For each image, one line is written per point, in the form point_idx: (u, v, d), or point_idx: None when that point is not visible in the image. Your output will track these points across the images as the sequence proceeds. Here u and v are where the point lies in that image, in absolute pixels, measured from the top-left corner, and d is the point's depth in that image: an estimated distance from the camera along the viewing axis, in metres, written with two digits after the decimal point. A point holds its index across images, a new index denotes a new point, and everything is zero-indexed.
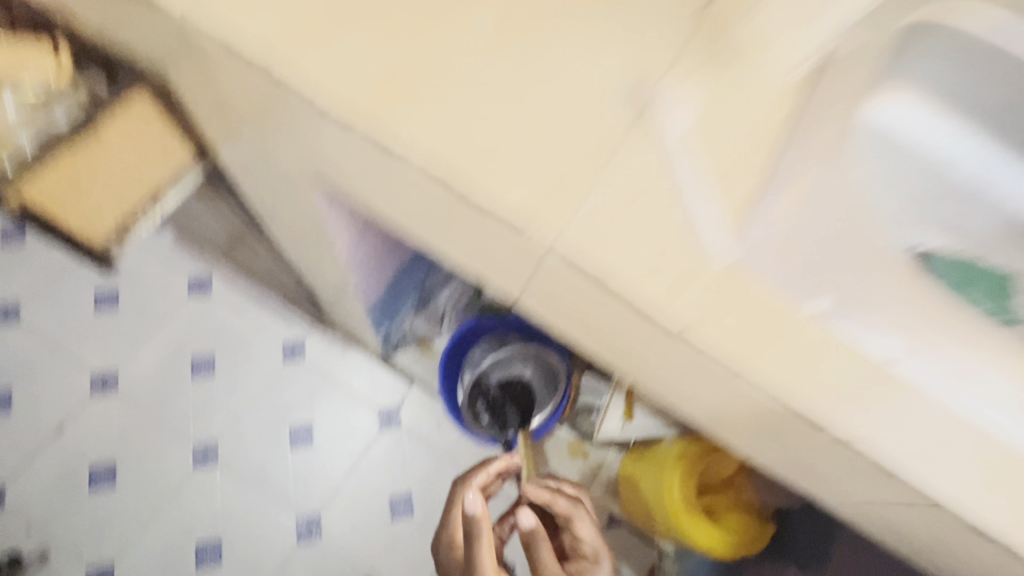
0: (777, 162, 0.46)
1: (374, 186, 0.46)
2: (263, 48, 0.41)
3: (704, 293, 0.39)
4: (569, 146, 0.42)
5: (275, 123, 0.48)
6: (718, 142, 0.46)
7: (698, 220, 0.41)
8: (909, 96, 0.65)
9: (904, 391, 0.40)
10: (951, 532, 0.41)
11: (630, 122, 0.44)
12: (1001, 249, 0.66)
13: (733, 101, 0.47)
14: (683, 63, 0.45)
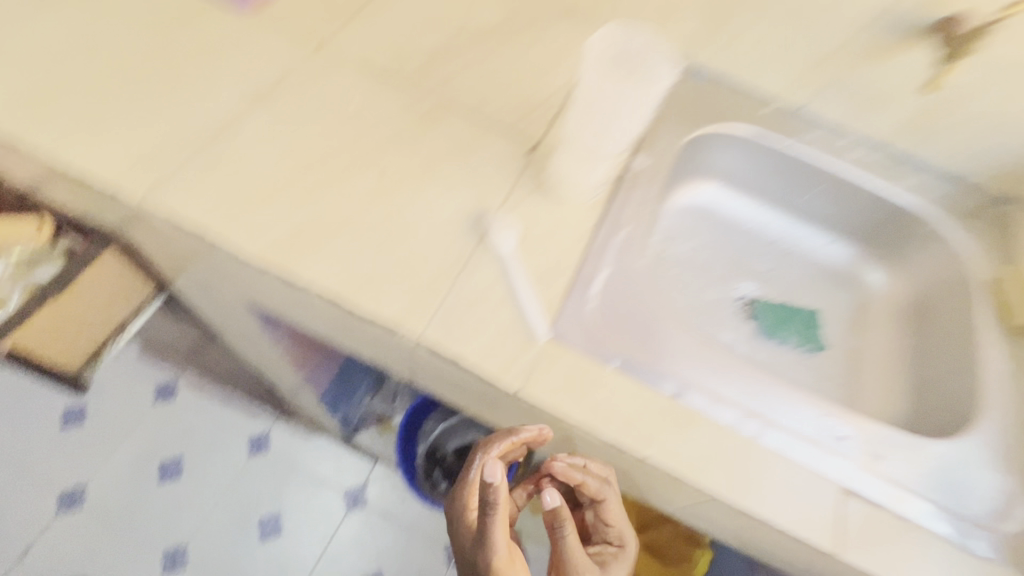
0: (589, 252, 0.63)
1: (293, 307, 0.62)
2: (205, 221, 0.58)
3: (531, 364, 0.55)
4: (434, 266, 0.58)
5: (203, 262, 0.63)
6: (542, 241, 0.62)
7: (528, 309, 0.57)
8: (709, 186, 0.88)
9: (681, 418, 0.55)
10: (742, 521, 0.54)
11: (473, 235, 0.61)
12: (804, 293, 0.86)
13: (554, 210, 0.65)
14: (512, 197, 0.64)
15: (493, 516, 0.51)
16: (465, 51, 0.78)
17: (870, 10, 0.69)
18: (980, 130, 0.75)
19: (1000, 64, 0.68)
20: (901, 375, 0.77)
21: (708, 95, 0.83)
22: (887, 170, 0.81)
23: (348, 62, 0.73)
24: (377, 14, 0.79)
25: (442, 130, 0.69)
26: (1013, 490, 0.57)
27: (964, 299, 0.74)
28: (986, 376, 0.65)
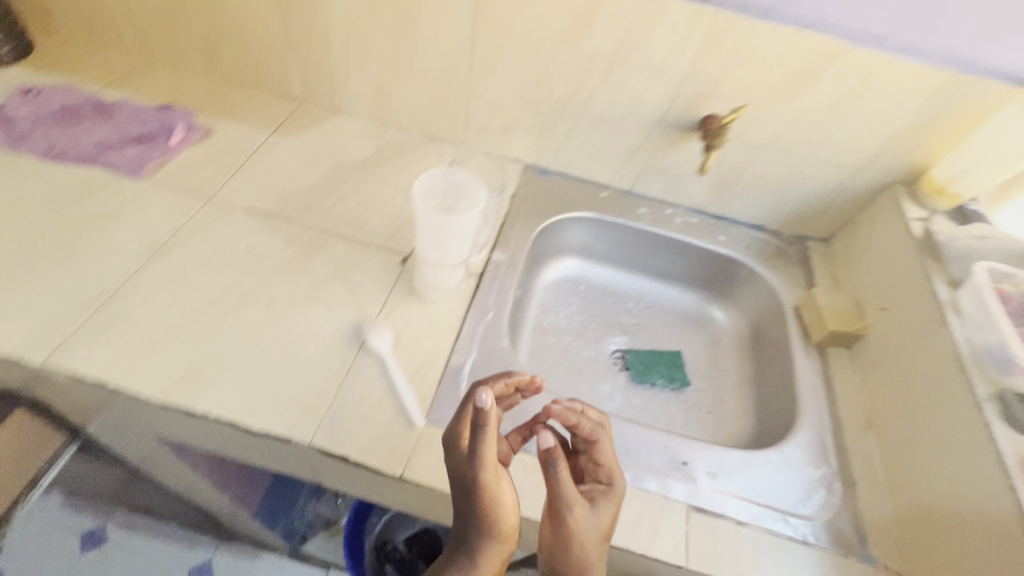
0: (457, 341, 0.74)
1: (198, 435, 0.68)
2: (105, 373, 0.65)
3: (414, 448, 0.64)
4: (324, 377, 0.68)
5: (113, 407, 0.69)
6: (416, 338, 0.74)
7: (407, 400, 0.67)
8: (573, 261, 1.04)
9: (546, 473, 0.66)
10: (613, 553, 0.63)
11: (355, 345, 0.72)
12: (669, 338, 1.00)
13: (425, 310, 0.77)
14: (390, 306, 0.76)
15: (484, 433, 0.51)
16: (342, 184, 0.92)
17: (650, 117, 0.89)
18: (761, 191, 0.95)
19: (753, 144, 0.88)
20: (751, 396, 0.91)
21: (553, 190, 1.00)
22: (707, 229, 1.00)
23: (236, 210, 0.85)
24: (262, 165, 0.92)
25: (323, 256, 0.81)
26: (828, 479, 0.70)
27: (782, 324, 0.90)
28: (799, 386, 0.80)
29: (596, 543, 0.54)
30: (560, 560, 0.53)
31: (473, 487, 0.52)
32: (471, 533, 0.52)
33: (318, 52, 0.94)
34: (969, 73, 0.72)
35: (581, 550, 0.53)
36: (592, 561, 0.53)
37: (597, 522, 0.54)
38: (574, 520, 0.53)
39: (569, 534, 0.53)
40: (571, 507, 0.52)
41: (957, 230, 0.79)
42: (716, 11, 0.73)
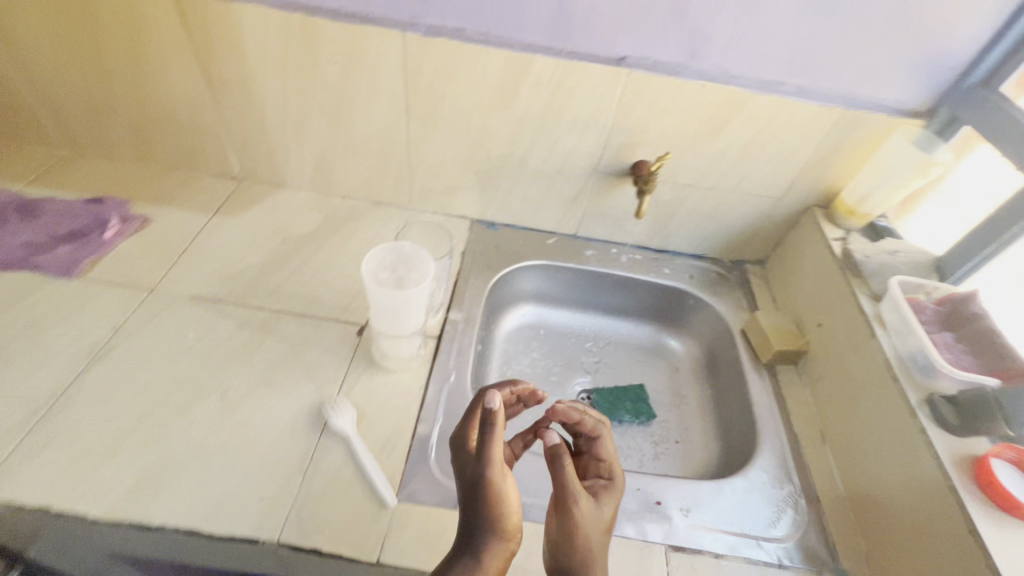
0: (422, 409, 0.74)
1: (153, 549, 0.64)
2: (45, 496, 0.61)
3: (386, 530, 0.62)
4: (286, 468, 0.66)
5: (54, 532, 0.64)
6: (380, 411, 0.73)
7: (375, 479, 0.65)
8: (529, 308, 1.07)
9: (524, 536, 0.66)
10: None
11: (317, 428, 0.70)
12: (630, 372, 1.02)
13: (387, 381, 0.76)
14: (349, 382, 0.76)
15: (489, 436, 0.52)
16: (290, 260, 0.92)
17: (585, 168, 0.93)
18: (695, 224, 1.01)
19: (682, 184, 0.94)
20: (713, 421, 0.94)
21: (502, 242, 1.03)
22: (651, 264, 1.05)
23: (180, 299, 0.83)
24: (205, 249, 0.91)
25: (277, 337, 0.80)
26: (793, 498, 0.73)
27: (732, 347, 0.95)
28: (754, 409, 0.84)
29: (599, 530, 0.59)
30: (566, 550, 0.58)
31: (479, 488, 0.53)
32: (477, 533, 0.54)
33: (254, 132, 0.95)
34: (857, 109, 0.81)
35: (585, 538, 0.58)
36: (595, 548, 0.58)
37: (600, 512, 0.60)
38: (580, 511, 0.58)
39: (575, 523, 0.58)
40: (577, 495, 0.58)
41: (873, 246, 0.85)
42: (630, 72, 0.79)
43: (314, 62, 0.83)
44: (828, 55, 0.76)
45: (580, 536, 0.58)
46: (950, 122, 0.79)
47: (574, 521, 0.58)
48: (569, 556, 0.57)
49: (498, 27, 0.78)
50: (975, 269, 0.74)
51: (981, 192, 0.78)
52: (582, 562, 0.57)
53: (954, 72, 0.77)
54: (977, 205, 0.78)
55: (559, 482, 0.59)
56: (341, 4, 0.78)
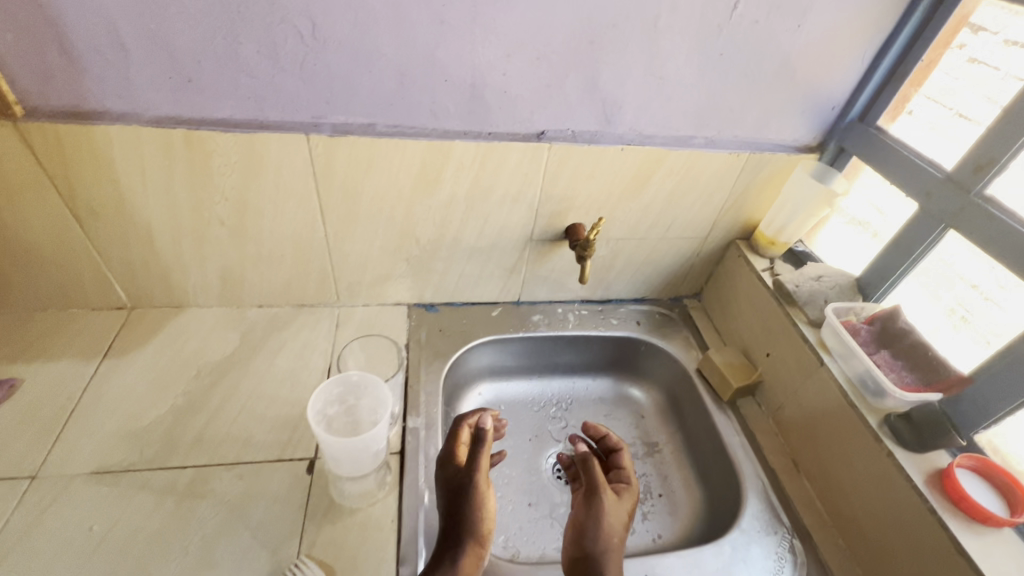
0: (401, 545, 0.66)
1: None
2: None
3: None
4: None
5: None
6: (354, 563, 0.64)
7: None
8: (486, 384, 1.01)
9: None
10: None
11: None
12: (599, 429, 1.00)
13: (353, 522, 0.67)
14: (310, 536, 0.65)
15: (482, 447, 0.70)
16: (211, 396, 0.79)
17: (519, 238, 0.91)
18: (633, 272, 1.02)
19: (615, 239, 0.95)
20: (691, 464, 0.93)
21: (446, 324, 0.97)
22: (598, 317, 1.04)
23: (75, 480, 0.67)
24: (99, 405, 0.76)
25: (211, 500, 0.67)
26: (788, 541, 0.74)
27: (692, 388, 0.95)
28: (729, 451, 0.84)
29: (618, 521, 0.70)
30: (591, 535, 0.68)
31: (470, 493, 0.66)
32: (458, 538, 0.63)
33: (141, 256, 0.82)
34: (761, 152, 0.86)
35: (608, 526, 0.68)
36: (614, 535, 0.68)
37: (622, 505, 0.72)
38: (604, 503, 0.70)
39: (602, 513, 0.69)
40: (604, 488, 0.71)
41: (798, 275, 0.88)
42: (552, 145, 0.79)
43: (206, 176, 0.73)
44: (730, 109, 0.81)
45: (606, 523, 0.68)
46: (838, 153, 0.88)
47: (602, 509, 0.69)
48: (594, 545, 0.66)
49: (410, 118, 0.74)
50: (893, 286, 0.82)
51: (873, 204, 0.86)
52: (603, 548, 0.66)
53: (835, 111, 0.85)
54: (873, 215, 0.86)
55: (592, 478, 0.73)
56: (229, 113, 0.69)
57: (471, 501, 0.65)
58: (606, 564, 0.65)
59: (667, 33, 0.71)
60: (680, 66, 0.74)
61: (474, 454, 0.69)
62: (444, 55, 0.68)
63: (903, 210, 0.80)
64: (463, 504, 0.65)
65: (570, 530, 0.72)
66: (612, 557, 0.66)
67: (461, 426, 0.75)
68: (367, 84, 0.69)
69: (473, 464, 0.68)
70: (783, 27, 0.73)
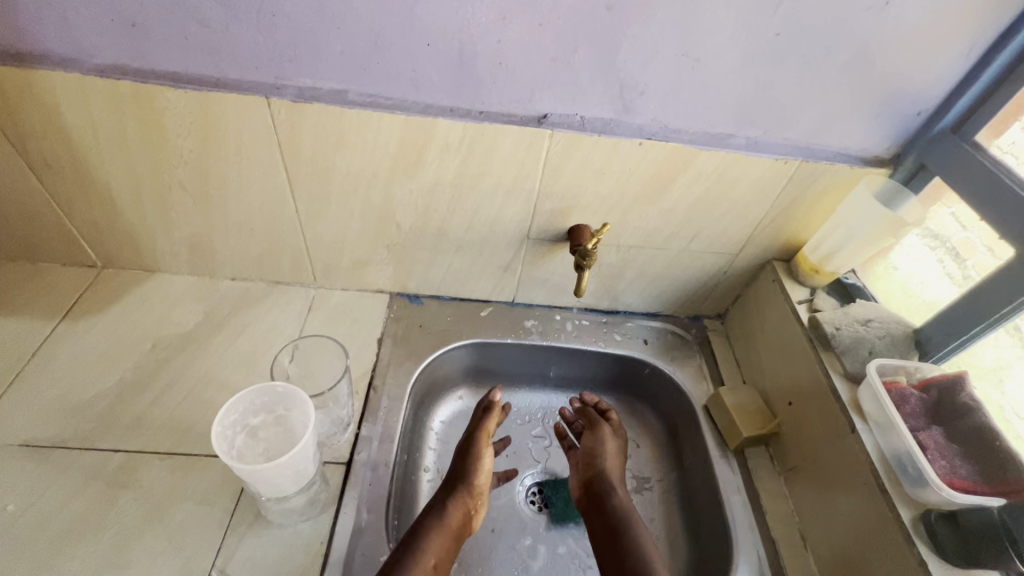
0: (324, 570, 0.59)
1: None
2: None
3: None
4: None
5: None
6: None
7: None
8: (467, 388, 0.92)
9: None
10: None
11: None
12: None
13: (277, 540, 0.60)
14: (228, 550, 0.59)
15: (487, 422, 0.77)
16: (161, 374, 0.74)
17: (514, 235, 0.79)
18: (646, 283, 0.89)
19: (626, 246, 0.82)
20: (681, 511, 0.82)
21: (428, 319, 0.88)
22: (601, 330, 0.92)
23: (4, 451, 0.64)
24: (47, 372, 0.72)
25: (134, 492, 0.62)
26: None
27: (695, 426, 0.83)
28: (727, 511, 0.72)
29: (618, 450, 0.80)
30: (598, 461, 0.78)
31: (469, 450, 0.73)
32: (453, 492, 0.69)
33: (103, 217, 0.76)
34: (816, 161, 0.70)
35: (609, 452, 0.79)
36: (618, 462, 0.79)
37: (618, 442, 0.81)
38: (606, 437, 0.80)
39: (605, 441, 0.80)
40: (604, 423, 0.82)
41: (841, 314, 0.72)
42: (554, 132, 0.66)
43: (162, 136, 0.66)
44: (781, 104, 0.65)
45: (613, 453, 0.79)
46: (917, 170, 0.70)
47: (604, 438, 0.80)
48: (603, 468, 0.77)
49: (387, 87, 0.63)
50: (961, 347, 0.65)
51: (954, 213, 0.70)
52: (611, 469, 0.77)
53: (920, 117, 0.67)
54: (953, 227, 0.71)
55: (592, 417, 0.84)
56: (181, 67, 0.61)
57: (470, 459, 0.72)
58: (613, 481, 0.76)
59: (708, 2, 0.56)
60: (722, 47, 0.59)
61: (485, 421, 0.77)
62: (423, 15, 0.56)
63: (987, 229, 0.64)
64: (463, 464, 0.72)
65: (576, 463, 0.81)
66: (620, 482, 0.77)
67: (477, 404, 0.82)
68: (335, 43, 0.59)
69: (479, 426, 0.76)
70: (863, 4, 0.56)
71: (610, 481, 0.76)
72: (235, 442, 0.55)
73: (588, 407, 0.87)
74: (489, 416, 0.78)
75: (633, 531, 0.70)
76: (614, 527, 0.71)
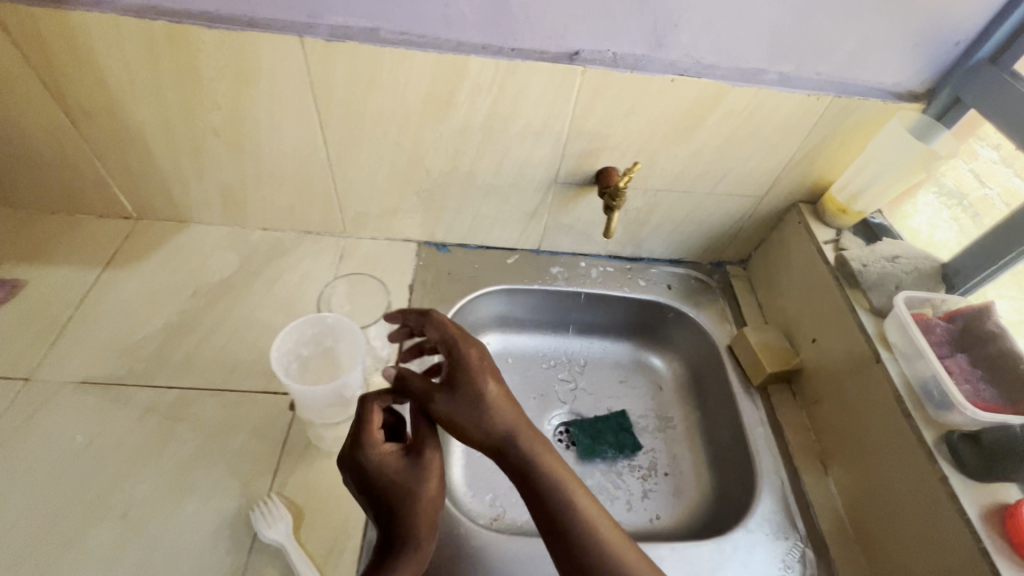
0: None
1: None
2: None
3: None
4: None
5: None
6: (324, 508, 0.61)
7: None
8: (495, 335, 0.94)
9: None
10: None
11: (245, 542, 0.58)
12: (609, 394, 0.92)
13: (327, 466, 0.64)
14: (282, 475, 0.63)
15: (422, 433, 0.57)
16: (204, 318, 0.77)
17: (542, 180, 0.80)
18: (671, 229, 0.89)
19: (654, 189, 0.82)
20: (705, 447, 0.85)
21: (456, 267, 0.90)
22: (625, 276, 0.94)
23: (65, 387, 0.67)
24: (95, 316, 0.75)
25: (190, 424, 0.66)
26: (800, 549, 0.66)
27: (719, 366, 0.85)
28: (750, 442, 0.75)
29: (486, 407, 0.55)
30: (469, 436, 0.56)
31: (401, 484, 0.54)
32: (406, 525, 0.53)
33: (137, 165, 0.77)
34: (850, 96, 0.69)
35: (475, 419, 0.55)
36: (491, 408, 0.55)
37: (471, 400, 0.55)
38: (448, 410, 0.55)
39: (451, 418, 0.55)
40: (435, 395, 0.56)
41: (868, 252, 0.73)
42: (586, 69, 0.66)
43: (196, 81, 0.66)
44: (817, 35, 0.64)
45: (471, 410, 0.55)
46: (951, 105, 0.70)
47: (452, 416, 0.55)
48: (469, 432, 0.55)
49: (420, 24, 0.63)
50: (987, 281, 0.67)
51: (973, 169, 0.72)
52: (485, 424, 0.55)
53: (957, 48, 0.66)
54: (972, 184, 0.73)
55: (423, 390, 0.56)
56: (216, 7, 0.61)
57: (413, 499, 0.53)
58: (499, 445, 0.55)
59: None
60: None
61: (422, 443, 0.56)
62: None
63: (1014, 184, 0.66)
64: (409, 505, 0.53)
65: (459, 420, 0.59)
66: (506, 438, 0.55)
67: (369, 407, 0.56)
68: None
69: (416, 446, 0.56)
70: None
71: (488, 437, 0.55)
72: (290, 368, 0.59)
73: (404, 371, 0.57)
74: (423, 426, 0.57)
75: (547, 491, 0.53)
76: (527, 489, 0.54)
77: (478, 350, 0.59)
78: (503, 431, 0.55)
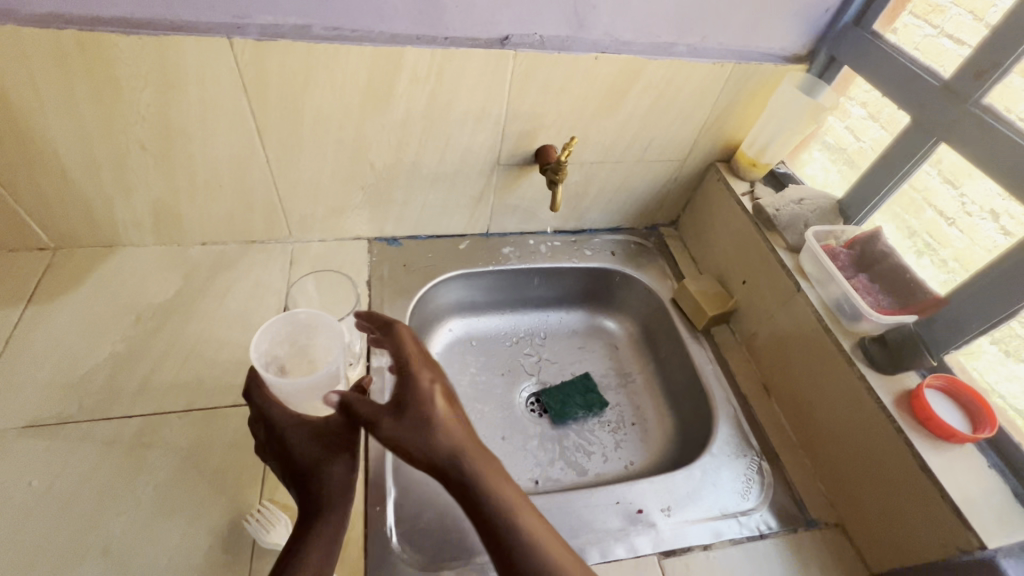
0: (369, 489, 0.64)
1: None
2: None
3: None
4: None
5: None
6: None
7: None
8: (455, 320, 0.97)
9: None
10: None
11: (243, 552, 0.57)
12: (571, 362, 0.97)
13: None
14: (270, 482, 0.62)
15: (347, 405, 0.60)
16: (154, 341, 0.73)
17: (485, 163, 0.83)
18: (608, 199, 0.96)
19: (589, 162, 0.88)
20: (663, 393, 0.93)
21: (410, 258, 0.91)
22: (572, 248, 0.99)
23: (8, 434, 0.62)
24: (27, 356, 0.69)
25: (161, 449, 0.63)
26: (757, 463, 0.75)
27: (666, 318, 0.93)
28: (704, 381, 0.84)
29: (430, 429, 0.53)
30: (412, 459, 0.53)
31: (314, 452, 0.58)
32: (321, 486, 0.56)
33: (52, 189, 0.71)
34: (748, 61, 0.79)
35: (419, 446, 0.53)
36: (438, 432, 0.53)
37: (417, 422, 0.53)
38: (393, 434, 0.53)
39: (395, 446, 0.53)
40: (380, 420, 0.53)
41: (779, 199, 0.84)
42: (517, 52, 0.70)
43: (116, 91, 0.63)
44: (715, 10, 0.72)
45: (416, 436, 0.53)
46: (829, 63, 0.82)
47: (393, 442, 0.53)
48: (416, 460, 0.53)
49: (352, 19, 0.64)
50: (876, 208, 0.79)
51: (848, 126, 0.83)
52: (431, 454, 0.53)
53: (828, 14, 0.77)
54: (848, 138, 0.83)
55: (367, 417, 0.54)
56: (129, 11, 0.58)
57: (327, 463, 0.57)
58: (445, 471, 0.53)
59: None
60: None
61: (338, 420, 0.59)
62: None
63: (880, 135, 0.78)
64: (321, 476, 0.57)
65: None
66: (452, 462, 0.53)
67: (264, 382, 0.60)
68: None
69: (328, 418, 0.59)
70: None
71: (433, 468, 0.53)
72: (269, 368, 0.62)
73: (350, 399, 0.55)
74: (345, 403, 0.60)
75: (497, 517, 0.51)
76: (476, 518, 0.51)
77: (426, 372, 0.56)
78: (450, 457, 0.53)
